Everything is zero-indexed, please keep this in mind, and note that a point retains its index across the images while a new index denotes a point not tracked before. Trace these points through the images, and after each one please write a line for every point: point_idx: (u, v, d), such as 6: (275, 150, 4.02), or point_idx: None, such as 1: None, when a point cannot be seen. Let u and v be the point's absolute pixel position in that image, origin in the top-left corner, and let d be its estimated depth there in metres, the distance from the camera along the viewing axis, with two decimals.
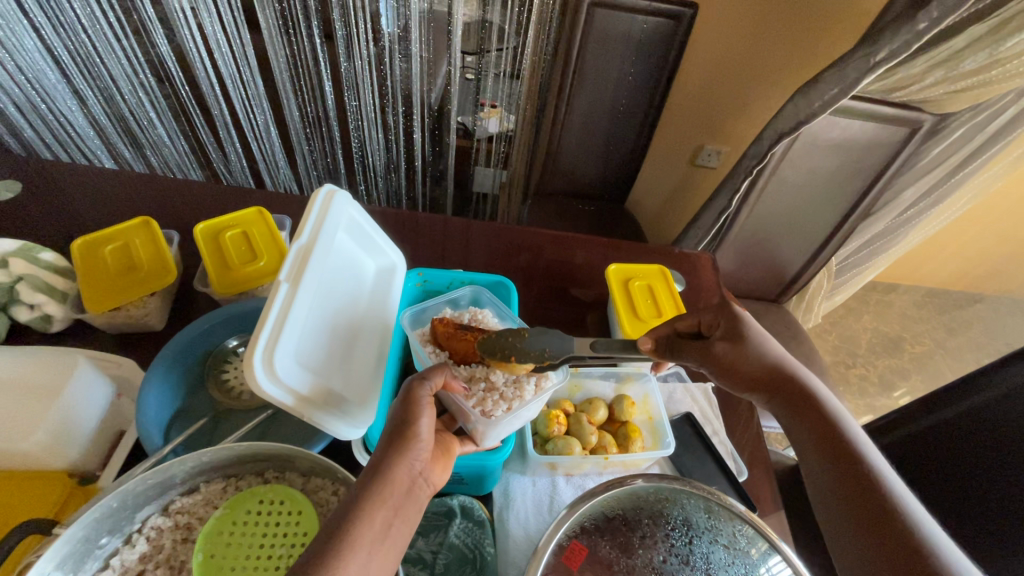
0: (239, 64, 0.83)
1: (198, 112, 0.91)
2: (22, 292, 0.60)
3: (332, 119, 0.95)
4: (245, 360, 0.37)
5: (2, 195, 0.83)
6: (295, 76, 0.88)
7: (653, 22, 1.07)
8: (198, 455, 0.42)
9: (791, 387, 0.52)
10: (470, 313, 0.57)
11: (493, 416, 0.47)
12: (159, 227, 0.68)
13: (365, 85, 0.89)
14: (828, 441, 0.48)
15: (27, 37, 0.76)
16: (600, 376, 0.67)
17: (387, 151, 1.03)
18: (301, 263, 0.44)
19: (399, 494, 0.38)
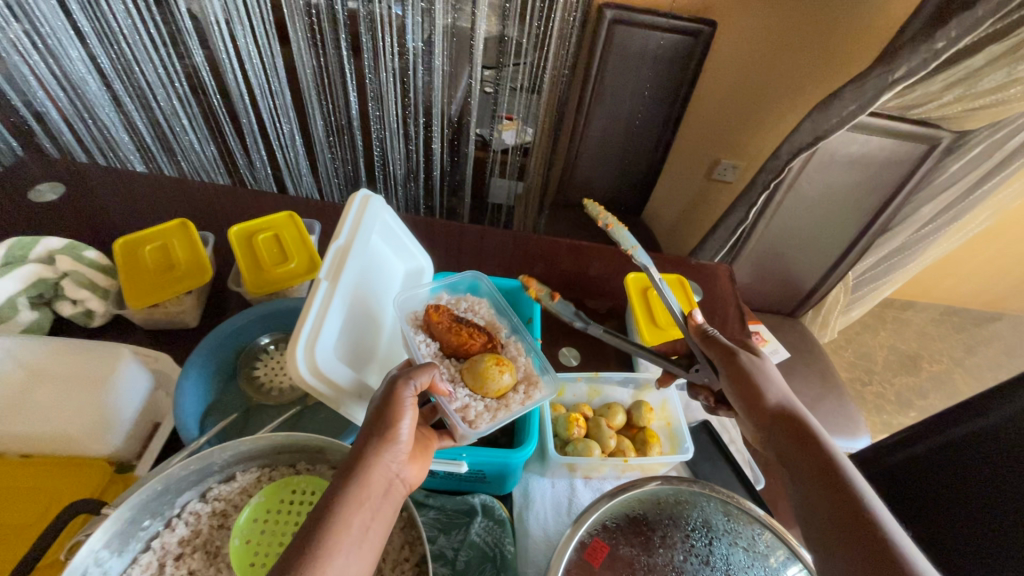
0: (269, 74, 0.88)
1: (227, 119, 0.95)
2: (67, 287, 0.64)
3: (355, 128, 0.99)
4: (287, 349, 0.40)
5: (47, 196, 0.88)
6: (322, 84, 0.92)
7: (672, 41, 1.09)
8: (238, 443, 0.43)
9: (789, 417, 0.50)
10: (467, 302, 0.59)
11: (476, 425, 0.48)
12: (196, 229, 0.71)
13: (389, 96, 0.93)
14: (819, 468, 0.44)
15: (73, 49, 0.81)
16: (618, 382, 0.67)
17: (407, 160, 1.07)
18: (339, 261, 0.46)
19: (376, 497, 0.39)
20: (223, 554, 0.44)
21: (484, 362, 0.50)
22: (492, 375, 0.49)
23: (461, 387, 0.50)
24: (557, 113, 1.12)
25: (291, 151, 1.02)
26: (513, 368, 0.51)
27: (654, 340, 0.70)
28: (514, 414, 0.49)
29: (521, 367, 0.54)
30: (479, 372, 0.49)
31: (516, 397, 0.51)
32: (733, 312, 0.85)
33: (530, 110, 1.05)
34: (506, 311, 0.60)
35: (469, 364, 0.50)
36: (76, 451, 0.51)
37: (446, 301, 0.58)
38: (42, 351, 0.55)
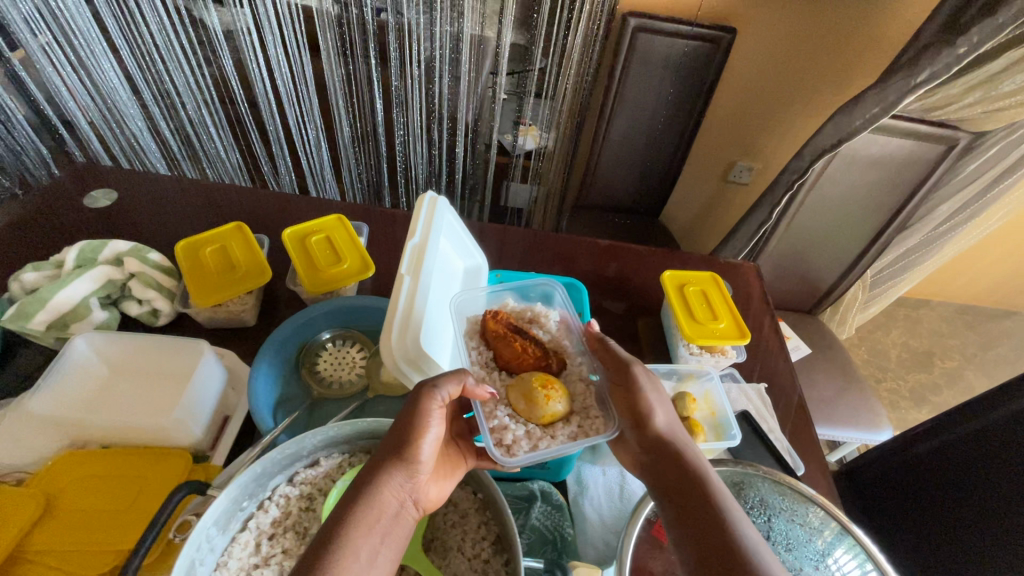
0: (298, 83, 0.94)
1: (253, 127, 1.02)
2: (134, 288, 0.66)
3: (379, 133, 1.06)
4: (381, 342, 0.44)
5: (100, 203, 0.90)
6: (352, 90, 0.98)
7: (692, 47, 1.13)
8: (328, 428, 0.46)
9: (663, 437, 0.49)
10: (533, 312, 0.55)
11: (514, 455, 0.45)
12: (251, 231, 0.74)
13: (414, 100, 0.99)
14: (684, 484, 0.45)
15: (105, 60, 0.87)
16: (662, 375, 0.69)
17: (430, 164, 1.13)
18: (417, 260, 0.50)
19: (384, 518, 0.40)
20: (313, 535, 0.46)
21: (531, 384, 0.47)
22: (537, 399, 0.46)
23: (504, 406, 0.48)
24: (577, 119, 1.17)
25: (316, 157, 1.08)
26: (564, 394, 0.48)
27: (694, 333, 0.71)
28: (557, 448, 0.45)
29: (579, 391, 0.50)
30: (524, 395, 0.47)
31: (565, 424, 0.47)
32: (761, 307, 0.88)
33: (550, 115, 1.10)
34: (577, 326, 0.56)
35: (516, 383, 0.48)
36: (161, 441, 0.54)
37: (512, 308, 0.56)
38: (123, 347, 0.58)
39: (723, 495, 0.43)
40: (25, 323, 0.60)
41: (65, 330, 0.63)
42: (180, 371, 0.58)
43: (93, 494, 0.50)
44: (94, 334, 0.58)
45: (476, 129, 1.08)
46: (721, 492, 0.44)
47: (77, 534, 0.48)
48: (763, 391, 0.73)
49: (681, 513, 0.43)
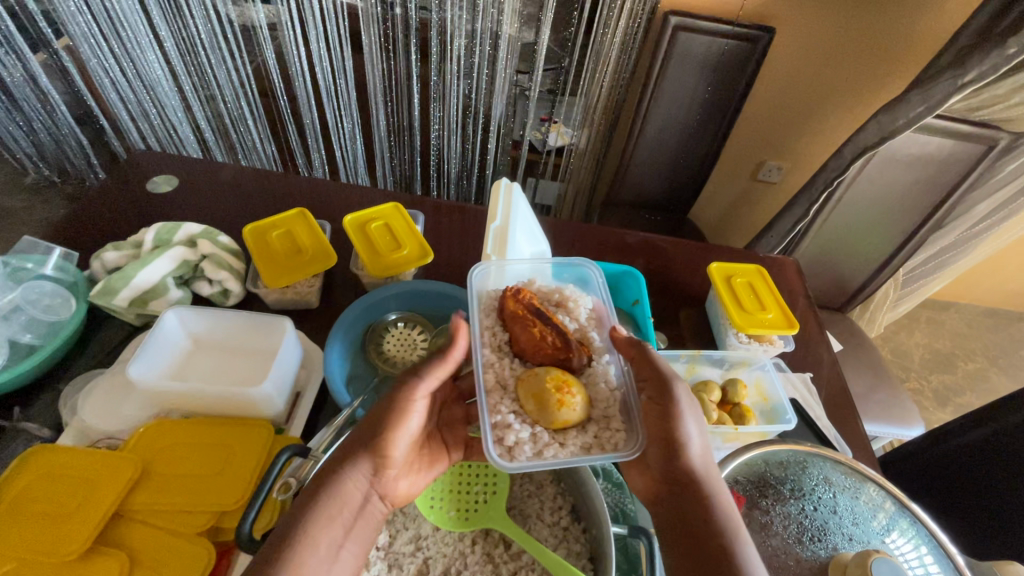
0: (338, 78, 1.05)
1: (290, 118, 1.12)
2: (207, 268, 0.69)
3: (415, 127, 1.16)
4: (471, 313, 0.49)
5: (162, 188, 0.89)
6: (391, 81, 1.07)
7: (730, 47, 1.15)
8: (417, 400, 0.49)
9: (691, 475, 0.47)
10: (560, 296, 0.52)
11: (514, 459, 0.41)
12: (313, 217, 0.77)
13: (452, 93, 1.08)
14: (703, 533, 0.45)
15: (153, 54, 0.99)
16: (713, 362, 0.72)
17: (462, 158, 1.21)
18: (500, 241, 0.54)
19: (347, 514, 0.44)
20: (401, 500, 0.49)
21: (545, 385, 0.43)
22: (550, 402, 0.42)
23: (510, 401, 0.44)
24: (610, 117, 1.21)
25: (350, 148, 1.18)
26: (582, 399, 0.44)
27: (745, 322, 0.73)
28: (563, 460, 0.42)
29: (597, 392, 0.46)
30: (536, 396, 0.43)
31: (575, 433, 0.44)
32: (802, 301, 0.90)
33: (586, 113, 1.15)
34: (608, 320, 0.52)
35: (528, 379, 0.44)
36: (245, 412, 0.57)
37: (537, 288, 0.52)
38: (208, 322, 0.60)
39: (743, 556, 0.43)
40: (110, 298, 0.62)
41: (145, 308, 0.65)
42: (263, 349, 0.60)
43: (186, 459, 0.53)
44: (184, 310, 0.59)
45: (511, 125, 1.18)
46: (740, 533, 0.44)
47: (175, 495, 0.50)
48: (808, 381, 0.75)
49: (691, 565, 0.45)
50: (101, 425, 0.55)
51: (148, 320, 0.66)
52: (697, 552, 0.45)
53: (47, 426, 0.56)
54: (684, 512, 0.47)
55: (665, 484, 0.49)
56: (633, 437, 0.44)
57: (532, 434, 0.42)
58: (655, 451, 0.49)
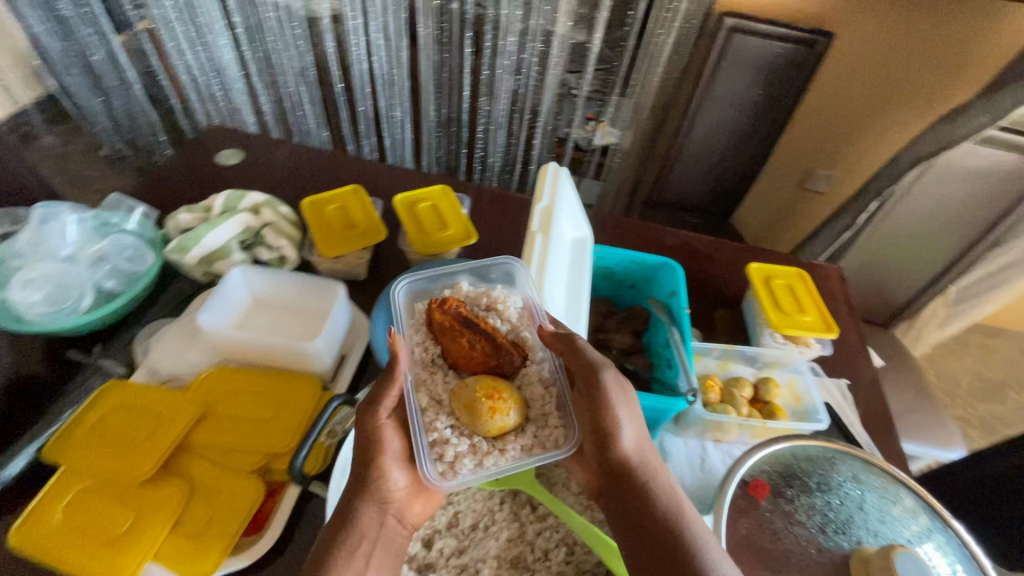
0: (392, 68, 1.15)
1: (344, 106, 1.25)
2: (268, 236, 0.74)
3: (462, 119, 1.24)
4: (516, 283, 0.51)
5: (229, 160, 0.95)
6: (442, 74, 1.16)
7: (786, 50, 1.14)
8: None
9: (629, 463, 0.47)
10: (488, 296, 0.51)
11: (454, 474, 0.43)
12: (366, 194, 0.81)
13: (501, 88, 1.15)
14: (644, 523, 0.46)
15: (223, 39, 1.13)
16: (746, 360, 0.73)
17: (506, 151, 1.29)
18: (545, 218, 0.56)
19: (367, 544, 0.45)
20: None
21: (473, 397, 0.44)
22: (479, 414, 0.43)
23: (445, 417, 0.45)
24: (654, 117, 1.25)
25: (400, 135, 1.30)
26: (514, 405, 0.45)
27: (780, 321, 0.73)
28: (501, 470, 0.43)
29: (536, 402, 0.47)
30: (466, 408, 0.44)
31: (515, 442, 0.45)
32: (844, 309, 0.88)
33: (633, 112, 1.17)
34: (539, 313, 0.51)
35: (458, 394, 0.45)
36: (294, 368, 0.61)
37: (466, 293, 0.51)
38: (269, 283, 0.65)
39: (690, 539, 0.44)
40: (183, 255, 0.67)
41: (211, 267, 0.70)
42: (315, 309, 0.65)
43: (244, 403, 0.57)
44: (251, 269, 0.65)
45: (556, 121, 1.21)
46: (688, 513, 0.46)
47: (233, 433, 0.55)
48: (844, 388, 0.74)
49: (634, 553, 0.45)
50: (170, 367, 0.60)
51: (213, 279, 0.71)
52: (637, 540, 0.45)
53: (122, 365, 0.61)
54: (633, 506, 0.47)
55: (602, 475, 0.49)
56: (571, 432, 0.45)
57: (467, 448, 0.43)
58: (592, 447, 0.49)
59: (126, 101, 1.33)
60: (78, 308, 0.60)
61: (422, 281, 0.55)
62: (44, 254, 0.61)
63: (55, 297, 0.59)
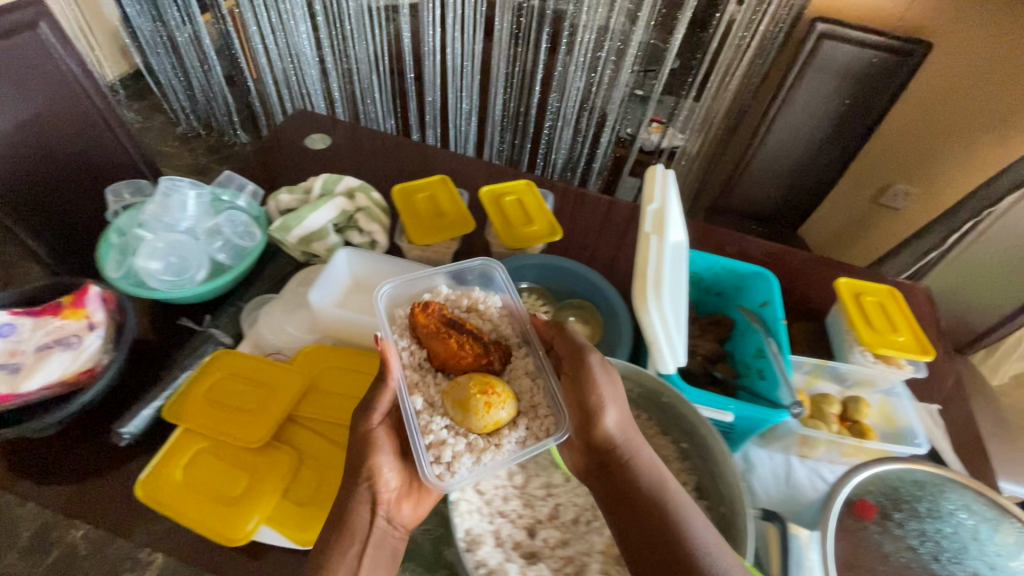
0: (465, 60, 1.27)
1: (416, 97, 1.42)
2: (361, 220, 0.76)
3: (530, 114, 1.32)
4: (637, 291, 0.49)
5: (318, 145, 0.97)
6: (516, 72, 1.26)
7: (879, 59, 1.09)
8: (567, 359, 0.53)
9: (611, 439, 0.48)
10: (469, 297, 0.54)
11: (452, 472, 0.45)
12: (453, 185, 0.82)
13: (572, 88, 1.21)
14: (631, 495, 0.46)
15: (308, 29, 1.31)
16: (836, 377, 0.72)
17: (570, 150, 1.35)
18: (658, 219, 0.53)
19: (358, 541, 0.46)
20: None
21: (469, 394, 0.46)
22: (475, 410, 0.45)
23: (440, 418, 0.47)
24: (726, 122, 1.25)
25: (466, 125, 1.41)
26: (508, 400, 0.47)
27: (874, 340, 0.70)
28: (497, 466, 0.45)
29: (525, 398, 0.49)
30: (463, 407, 0.46)
31: (508, 436, 0.47)
32: (935, 333, 0.84)
33: (710, 108, 1.20)
34: (520, 312, 0.55)
35: (451, 393, 0.47)
36: None
37: (445, 296, 0.54)
38: (371, 268, 0.68)
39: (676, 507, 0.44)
40: (285, 234, 0.70)
41: (309, 247, 0.72)
42: None
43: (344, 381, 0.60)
44: (354, 252, 0.68)
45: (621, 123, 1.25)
46: (671, 485, 0.46)
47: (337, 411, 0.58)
48: (936, 413, 0.71)
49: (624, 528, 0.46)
50: (274, 339, 0.64)
51: (311, 259, 0.74)
52: (627, 514, 0.46)
53: (230, 335, 0.64)
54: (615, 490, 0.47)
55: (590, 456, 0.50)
56: (560, 420, 0.48)
57: (466, 446, 0.45)
58: (577, 427, 0.50)
59: (217, 79, 1.62)
60: (196, 279, 0.63)
61: (403, 287, 0.57)
62: (164, 225, 0.65)
63: (177, 268, 0.63)
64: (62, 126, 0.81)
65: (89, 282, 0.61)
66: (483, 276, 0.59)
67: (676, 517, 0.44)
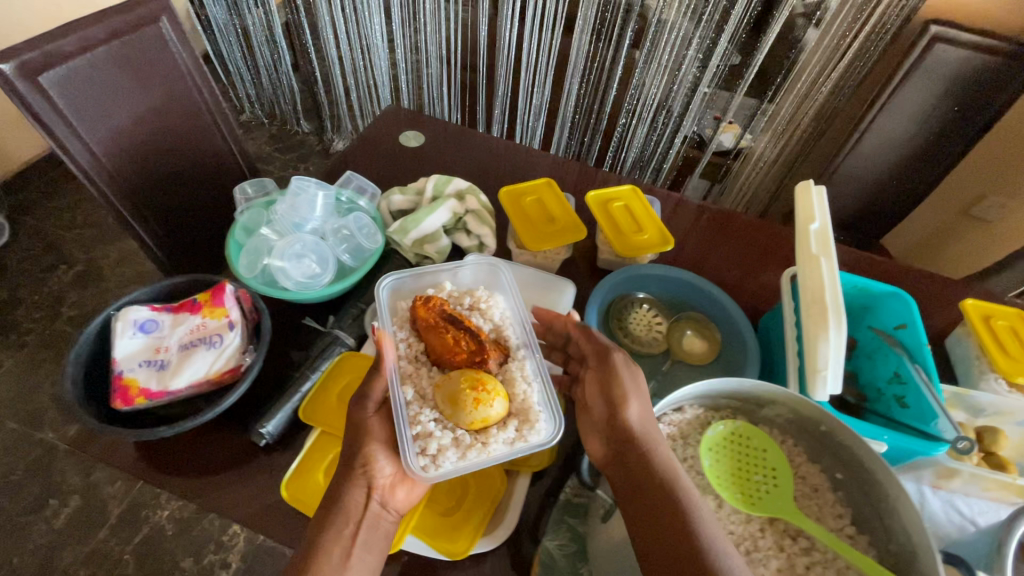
0: (542, 56, 1.25)
1: (484, 91, 1.42)
2: (470, 223, 0.75)
3: (603, 112, 1.29)
4: (813, 317, 0.47)
5: (411, 142, 0.97)
6: (593, 68, 1.22)
7: (993, 64, 1.03)
8: (726, 381, 0.51)
9: (630, 431, 0.47)
10: (472, 299, 0.56)
11: (438, 465, 0.45)
12: (558, 189, 0.81)
13: (649, 89, 1.18)
14: (645, 490, 0.44)
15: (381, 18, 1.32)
16: (984, 403, 0.66)
17: (642, 147, 1.30)
18: (822, 242, 0.51)
19: (353, 523, 0.45)
20: (690, 467, 0.51)
21: (459, 388, 0.47)
22: (463, 405, 0.46)
23: (429, 410, 0.48)
24: (817, 128, 1.19)
25: (533, 121, 1.40)
26: (498, 396, 0.48)
27: (1011, 369, 0.67)
28: (484, 462, 0.46)
29: (518, 396, 0.50)
30: (450, 399, 0.47)
31: (498, 433, 0.47)
32: None
33: (795, 115, 1.15)
34: (518, 314, 0.56)
35: (443, 386, 0.48)
36: None
37: (449, 295, 0.56)
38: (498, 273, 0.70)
39: (690, 503, 0.42)
40: (403, 236, 0.71)
41: (423, 250, 0.72)
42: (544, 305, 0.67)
43: None
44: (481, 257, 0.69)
45: (681, 117, 1.20)
46: (684, 482, 0.44)
47: None
48: None
49: (634, 525, 0.43)
50: None
51: (422, 261, 0.74)
52: (637, 509, 0.43)
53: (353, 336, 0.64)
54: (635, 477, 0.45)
55: (609, 451, 0.48)
56: (547, 424, 0.48)
57: (451, 439, 0.46)
58: (602, 420, 0.50)
59: (277, 63, 1.68)
60: (322, 280, 0.63)
61: (407, 281, 0.58)
62: (291, 224, 0.66)
63: (304, 269, 0.63)
64: (175, 123, 0.82)
65: (225, 280, 0.62)
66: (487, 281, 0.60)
67: (687, 515, 0.42)
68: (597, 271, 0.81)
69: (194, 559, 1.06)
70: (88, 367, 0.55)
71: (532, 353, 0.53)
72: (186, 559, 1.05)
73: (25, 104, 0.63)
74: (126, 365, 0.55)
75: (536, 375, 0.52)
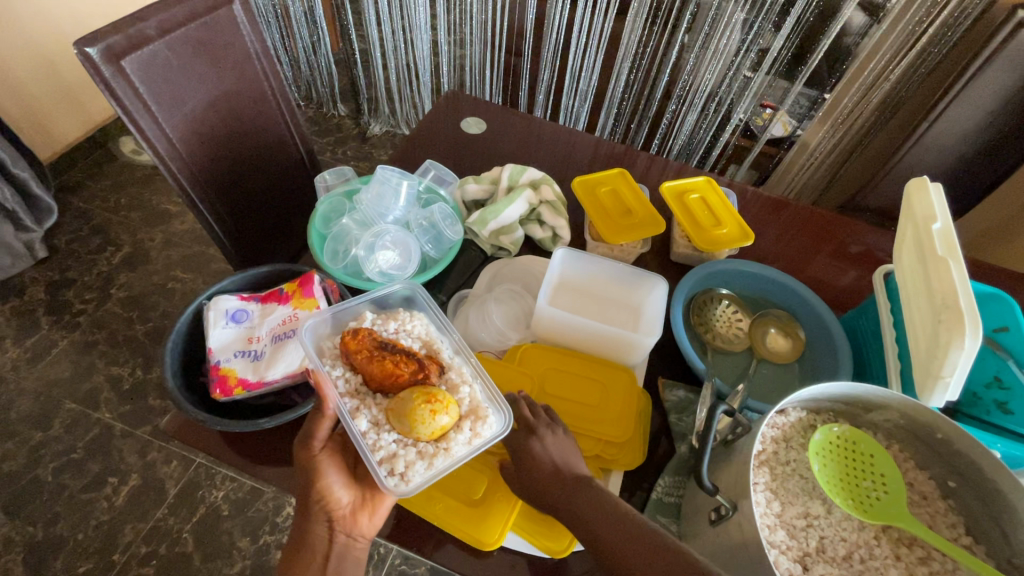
0: (592, 39, 1.21)
1: (529, 75, 1.38)
2: (544, 214, 0.73)
3: (653, 98, 1.25)
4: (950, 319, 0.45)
5: (473, 128, 0.95)
6: (646, 51, 1.18)
7: None
8: (841, 388, 0.48)
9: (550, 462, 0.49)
10: (396, 322, 0.52)
11: (409, 478, 0.44)
12: (633, 179, 0.79)
13: (703, 74, 1.14)
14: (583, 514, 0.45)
15: None
16: None
17: (690, 135, 1.27)
18: (947, 243, 0.50)
19: (320, 556, 0.48)
20: (797, 470, 0.50)
21: (412, 402, 0.44)
22: (421, 419, 0.44)
23: (387, 432, 0.45)
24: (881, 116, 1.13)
25: (579, 106, 1.36)
26: (450, 402, 0.46)
27: None
28: (450, 464, 0.45)
29: (463, 399, 0.48)
30: (407, 416, 0.44)
31: (457, 437, 0.46)
32: None
33: (859, 103, 1.10)
34: (443, 327, 0.54)
35: (395, 406, 0.45)
36: (615, 354, 0.61)
37: (370, 321, 0.52)
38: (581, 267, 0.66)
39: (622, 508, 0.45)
40: (481, 227, 0.70)
41: (500, 241, 0.71)
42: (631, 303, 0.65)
43: (567, 386, 0.59)
44: (569, 251, 0.66)
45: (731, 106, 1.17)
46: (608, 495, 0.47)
47: (562, 413, 0.57)
48: None
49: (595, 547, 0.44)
50: (486, 335, 0.63)
51: (497, 253, 0.73)
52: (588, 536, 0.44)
53: None
54: (583, 504, 0.45)
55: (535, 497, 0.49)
56: (496, 424, 0.48)
57: (415, 454, 0.44)
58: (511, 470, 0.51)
59: (315, 43, 1.65)
60: (405, 273, 0.63)
61: (325, 320, 0.53)
62: (374, 215, 0.67)
63: (387, 261, 0.63)
64: (242, 109, 0.81)
65: (311, 269, 0.61)
66: (402, 301, 0.56)
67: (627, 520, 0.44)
68: (669, 264, 0.78)
69: (250, 539, 1.08)
70: (182, 356, 0.56)
71: (472, 358, 0.52)
72: (243, 538, 1.07)
73: (110, 89, 0.62)
74: (221, 356, 0.55)
75: (481, 378, 0.51)
